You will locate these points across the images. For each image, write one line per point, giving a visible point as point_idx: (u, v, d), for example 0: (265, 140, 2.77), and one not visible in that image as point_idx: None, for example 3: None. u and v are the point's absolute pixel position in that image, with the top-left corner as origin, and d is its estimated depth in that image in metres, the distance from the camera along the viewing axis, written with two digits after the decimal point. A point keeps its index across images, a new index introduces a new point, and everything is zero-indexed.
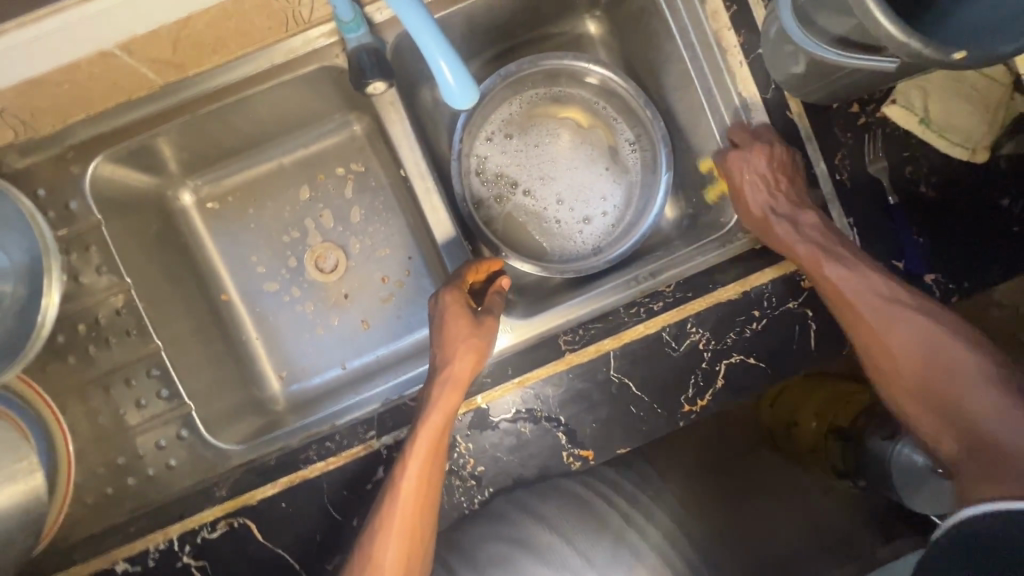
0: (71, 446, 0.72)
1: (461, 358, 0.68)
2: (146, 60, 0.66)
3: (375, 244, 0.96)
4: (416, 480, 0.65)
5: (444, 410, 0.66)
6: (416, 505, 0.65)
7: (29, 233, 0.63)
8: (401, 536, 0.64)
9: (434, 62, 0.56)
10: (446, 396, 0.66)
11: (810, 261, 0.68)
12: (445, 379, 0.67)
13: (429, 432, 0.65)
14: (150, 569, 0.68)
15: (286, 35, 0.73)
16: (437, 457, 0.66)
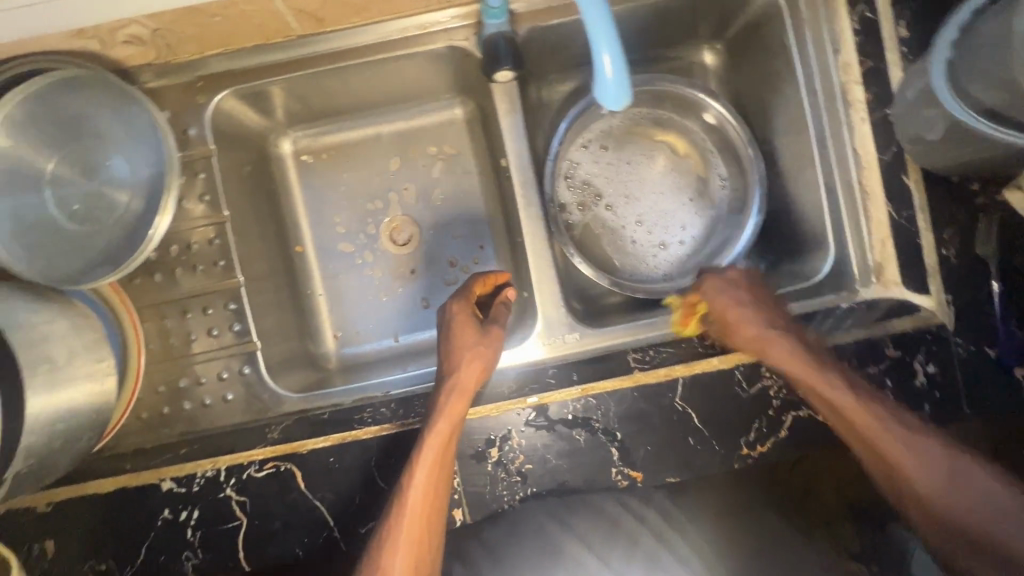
0: (143, 358, 0.74)
1: (467, 366, 0.69)
2: (294, 8, 0.68)
3: (451, 227, 0.97)
4: (425, 489, 0.65)
5: (450, 419, 0.66)
6: (423, 513, 0.65)
7: (157, 150, 0.67)
8: (410, 542, 0.64)
9: (597, 49, 0.52)
10: (450, 405, 0.66)
11: (786, 358, 0.67)
12: (450, 388, 0.68)
13: (433, 441, 0.65)
14: (193, 493, 0.69)
15: (423, 10, 0.75)
16: (443, 466, 0.65)
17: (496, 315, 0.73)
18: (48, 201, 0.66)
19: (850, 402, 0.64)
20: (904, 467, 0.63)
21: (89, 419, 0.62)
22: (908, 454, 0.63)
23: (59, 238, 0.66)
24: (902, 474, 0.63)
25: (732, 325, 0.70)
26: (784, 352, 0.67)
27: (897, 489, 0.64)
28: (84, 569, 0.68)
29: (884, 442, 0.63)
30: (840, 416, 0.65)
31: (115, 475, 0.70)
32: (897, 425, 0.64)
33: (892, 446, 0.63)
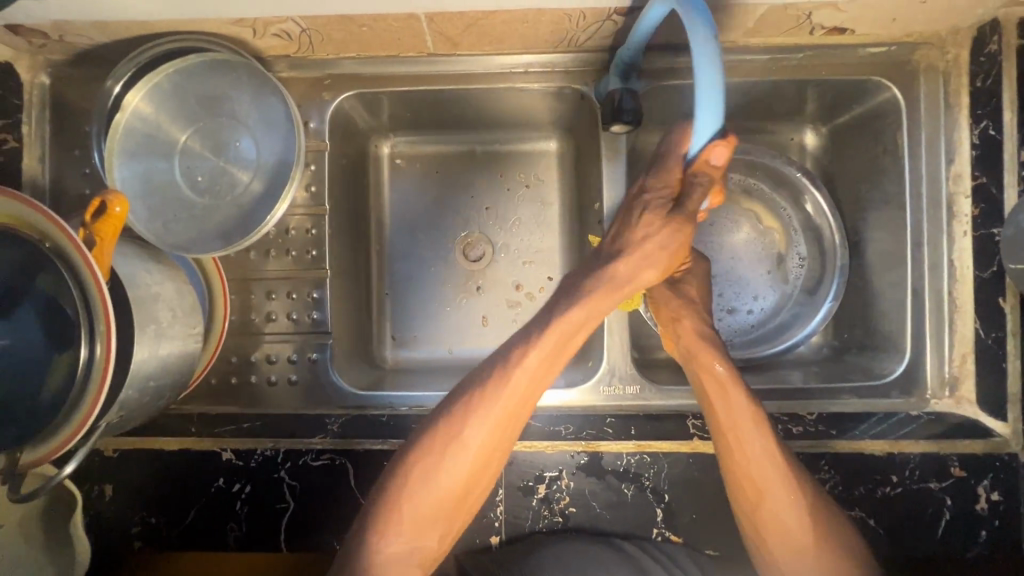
0: (226, 327, 0.76)
1: (581, 310, 0.68)
2: (437, 31, 0.72)
3: (522, 250, 0.95)
4: (503, 423, 0.65)
5: (549, 363, 0.67)
6: (479, 453, 0.64)
7: (285, 139, 0.71)
8: (449, 483, 0.63)
9: (700, 119, 0.62)
10: (557, 348, 0.67)
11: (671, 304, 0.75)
12: (568, 321, 0.68)
13: (523, 379, 0.65)
14: (250, 469, 0.72)
15: (554, 50, 0.78)
16: (514, 413, 0.65)
17: (626, 263, 0.72)
18: (175, 168, 0.71)
19: (771, 475, 0.65)
20: (775, 524, 0.65)
21: (174, 378, 0.66)
22: (743, 430, 0.66)
23: (178, 204, 0.70)
24: (766, 532, 0.65)
25: (730, 395, 0.68)
26: (751, 440, 0.65)
27: (758, 540, 0.66)
28: (135, 520, 0.71)
29: (773, 506, 0.65)
30: (747, 478, 0.65)
31: (181, 437, 0.73)
32: (802, 494, 0.65)
33: (778, 507, 0.65)
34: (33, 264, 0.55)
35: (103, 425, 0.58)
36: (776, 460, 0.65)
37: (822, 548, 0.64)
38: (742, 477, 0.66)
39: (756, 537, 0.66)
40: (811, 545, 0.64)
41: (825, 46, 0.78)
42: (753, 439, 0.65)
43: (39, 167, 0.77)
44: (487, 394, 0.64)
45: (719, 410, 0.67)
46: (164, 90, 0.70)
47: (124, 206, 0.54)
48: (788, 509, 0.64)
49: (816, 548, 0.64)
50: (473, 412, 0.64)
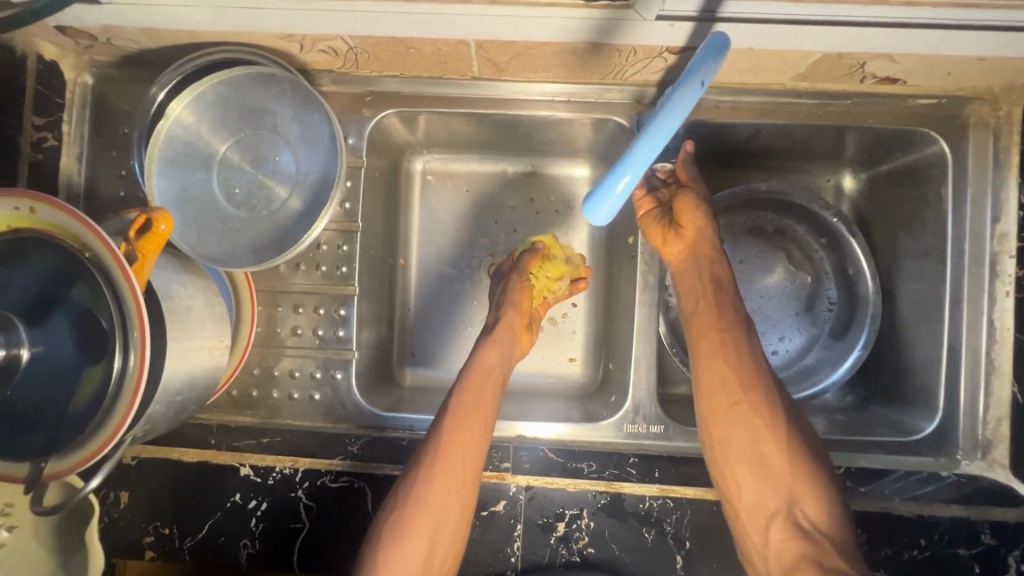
0: (251, 339, 0.76)
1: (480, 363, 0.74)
2: (485, 57, 0.71)
3: None
4: (442, 499, 0.66)
5: (474, 407, 0.70)
6: (436, 504, 0.65)
7: (326, 159, 0.71)
8: (422, 534, 0.65)
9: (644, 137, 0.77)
10: (473, 395, 0.70)
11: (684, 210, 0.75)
12: (475, 370, 0.73)
13: (452, 458, 0.66)
14: (268, 486, 0.72)
15: (599, 82, 0.77)
16: (453, 467, 0.66)
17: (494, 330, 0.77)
18: (213, 180, 0.70)
19: (744, 395, 0.68)
20: (748, 448, 0.67)
21: (199, 391, 0.65)
22: (726, 345, 0.70)
23: (214, 217, 0.70)
24: (739, 461, 0.67)
25: (718, 316, 0.72)
26: (723, 363, 0.69)
27: (728, 480, 0.67)
28: (148, 530, 0.71)
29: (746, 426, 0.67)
30: (721, 397, 0.68)
31: (200, 449, 0.73)
32: (776, 419, 0.67)
33: (748, 429, 0.67)
34: (66, 275, 0.54)
35: (130, 437, 0.58)
36: (752, 382, 0.68)
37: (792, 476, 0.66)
38: (716, 395, 0.69)
39: (724, 469, 0.67)
40: (784, 469, 0.66)
41: (874, 95, 0.77)
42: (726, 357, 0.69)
43: (76, 166, 0.77)
44: (431, 459, 0.66)
45: (701, 332, 0.72)
46: (207, 100, 0.69)
47: (168, 224, 0.54)
48: (758, 431, 0.67)
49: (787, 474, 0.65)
50: (413, 476, 0.67)
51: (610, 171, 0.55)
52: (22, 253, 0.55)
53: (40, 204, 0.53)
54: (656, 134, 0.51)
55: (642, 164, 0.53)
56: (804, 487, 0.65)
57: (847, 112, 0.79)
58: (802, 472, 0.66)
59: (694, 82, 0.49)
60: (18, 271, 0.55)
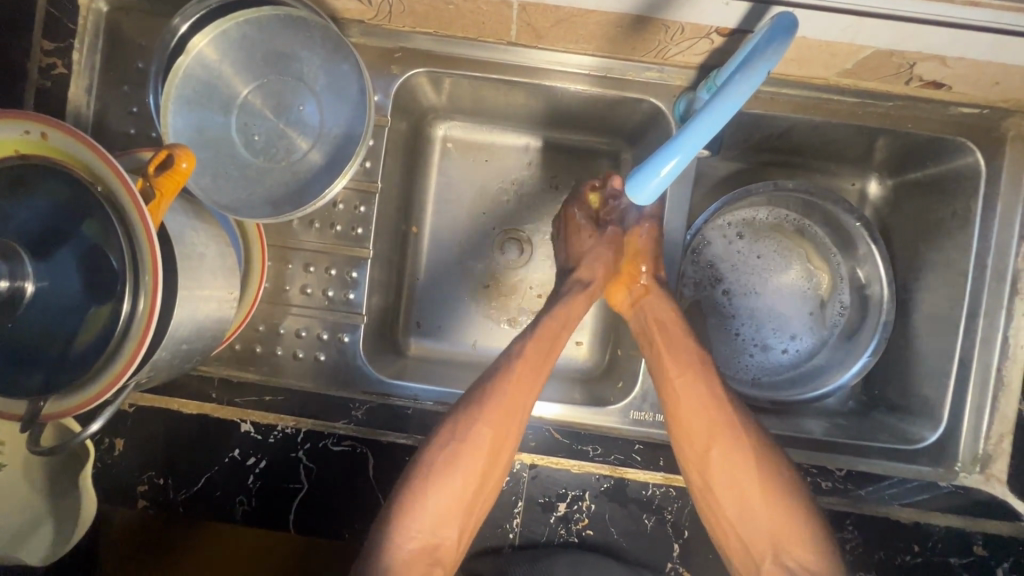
0: (259, 294, 0.73)
1: (563, 311, 0.74)
2: (526, 20, 0.68)
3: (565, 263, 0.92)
4: (490, 439, 0.66)
5: (545, 354, 0.71)
6: (486, 446, 0.65)
7: (351, 113, 0.68)
8: (471, 471, 0.65)
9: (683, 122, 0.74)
10: (547, 345, 0.71)
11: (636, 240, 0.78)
12: (555, 315, 0.73)
13: (511, 400, 0.67)
14: (268, 444, 0.70)
15: (638, 59, 0.75)
16: (514, 410, 0.67)
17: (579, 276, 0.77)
18: (231, 124, 0.67)
19: (721, 439, 0.66)
20: (728, 495, 0.66)
21: (205, 341, 0.63)
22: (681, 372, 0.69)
23: (231, 163, 0.67)
24: (721, 506, 0.66)
25: (670, 338, 0.71)
26: (694, 414, 0.67)
27: (710, 501, 0.67)
28: (142, 479, 0.69)
29: (728, 471, 0.66)
30: (693, 450, 0.67)
31: (200, 401, 0.71)
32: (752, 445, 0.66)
33: (728, 472, 0.66)
34: (76, 209, 0.52)
35: (134, 381, 0.56)
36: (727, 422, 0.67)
37: (780, 516, 0.65)
38: (691, 444, 0.67)
39: (705, 491, 0.67)
40: (770, 515, 0.64)
41: (917, 98, 0.75)
42: (694, 402, 0.68)
43: (84, 98, 0.73)
44: (494, 395, 0.67)
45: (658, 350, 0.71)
46: (230, 39, 0.65)
47: (190, 163, 0.51)
48: (740, 477, 0.65)
49: (777, 521, 0.64)
50: (471, 408, 0.66)
51: (657, 152, 0.54)
52: (26, 180, 0.52)
53: (52, 129, 0.50)
54: (715, 113, 0.49)
55: (692, 147, 0.52)
56: (780, 501, 0.64)
57: (886, 114, 0.77)
58: (786, 505, 0.64)
59: (761, 63, 0.47)
60: (22, 199, 0.52)
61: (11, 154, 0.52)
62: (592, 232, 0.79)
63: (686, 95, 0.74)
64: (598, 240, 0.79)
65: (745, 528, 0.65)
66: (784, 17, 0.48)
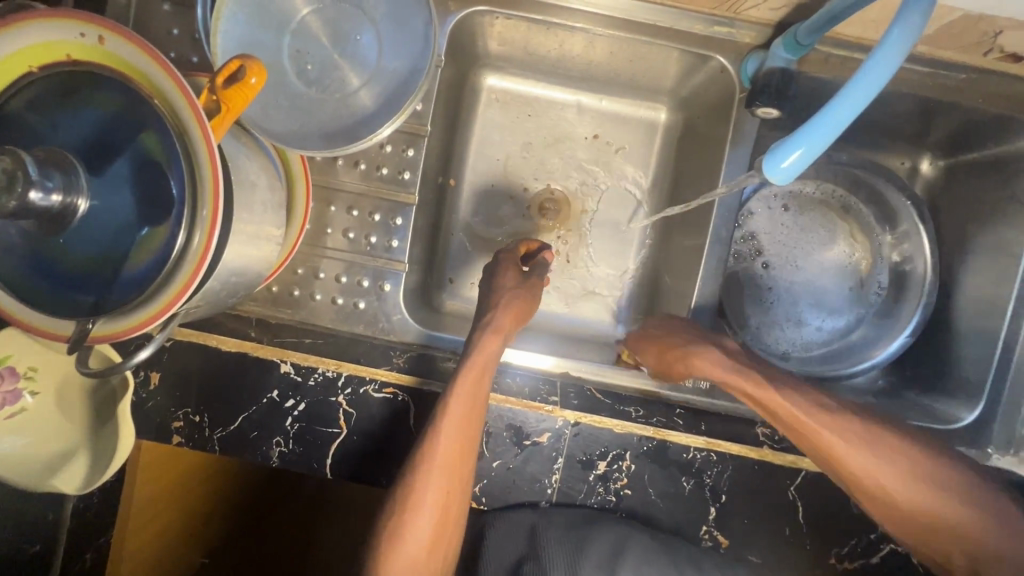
0: (301, 235, 0.71)
1: (482, 352, 0.66)
2: None
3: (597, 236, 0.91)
4: (443, 500, 0.61)
5: (476, 400, 0.64)
6: (438, 509, 0.61)
7: (410, 48, 0.63)
8: (424, 539, 0.60)
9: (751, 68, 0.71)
10: (474, 391, 0.63)
11: (516, 288, 0.72)
12: (474, 362, 0.65)
13: (452, 453, 0.62)
14: (304, 387, 0.68)
15: (706, 12, 0.71)
16: (460, 466, 0.62)
17: (489, 316, 0.69)
18: (284, 48, 0.63)
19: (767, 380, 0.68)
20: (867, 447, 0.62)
21: (252, 275, 0.62)
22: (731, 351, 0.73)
23: (281, 92, 0.63)
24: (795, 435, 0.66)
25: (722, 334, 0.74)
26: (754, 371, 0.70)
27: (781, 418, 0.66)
28: (177, 415, 0.67)
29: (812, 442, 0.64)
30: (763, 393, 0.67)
31: (239, 339, 0.69)
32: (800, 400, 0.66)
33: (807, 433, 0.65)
34: (131, 122, 0.49)
35: (183, 310, 0.54)
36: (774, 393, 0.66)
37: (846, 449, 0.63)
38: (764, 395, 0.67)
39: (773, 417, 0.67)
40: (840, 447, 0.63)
41: (989, 71, 0.74)
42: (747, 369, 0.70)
43: (124, 14, 0.69)
44: (433, 453, 0.61)
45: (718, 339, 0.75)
46: None
47: (260, 79, 0.46)
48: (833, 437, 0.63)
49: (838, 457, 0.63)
50: (417, 471, 0.61)
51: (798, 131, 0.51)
52: (81, 89, 0.49)
53: (109, 34, 0.47)
54: (870, 76, 0.46)
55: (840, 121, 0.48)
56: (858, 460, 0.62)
57: (957, 87, 0.75)
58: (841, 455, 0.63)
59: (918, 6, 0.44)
60: (74, 108, 0.50)
61: (63, 59, 0.49)
62: (510, 281, 0.73)
63: (754, 54, 0.71)
64: (518, 284, 0.73)
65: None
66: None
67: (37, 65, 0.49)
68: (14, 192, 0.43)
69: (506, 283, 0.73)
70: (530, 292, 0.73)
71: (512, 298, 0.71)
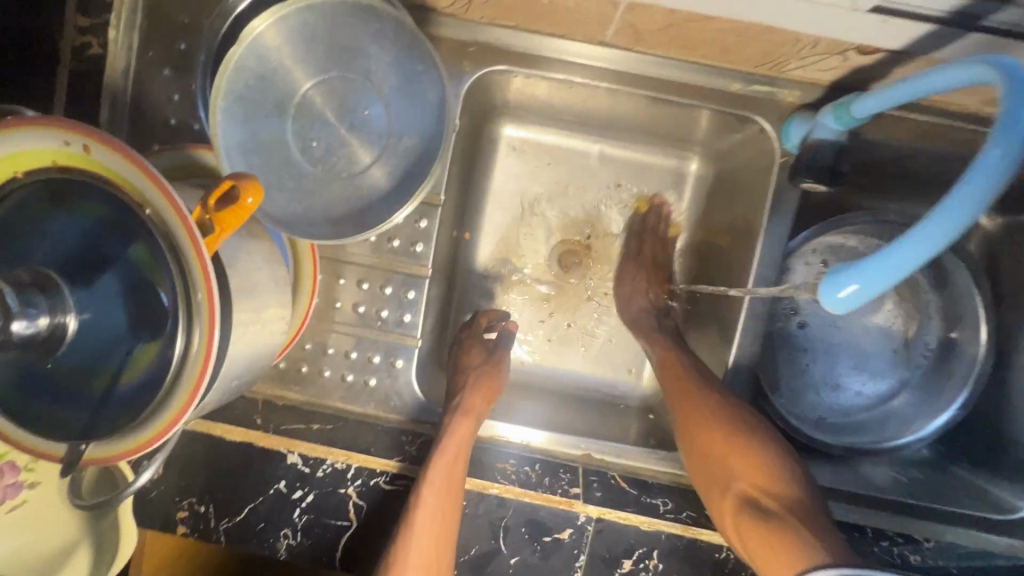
0: (309, 311, 0.67)
1: (453, 439, 0.65)
2: (627, 22, 0.59)
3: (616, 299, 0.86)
4: None
5: (453, 490, 0.62)
6: None
7: (423, 124, 0.60)
8: None
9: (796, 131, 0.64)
10: (448, 481, 0.62)
11: (480, 366, 0.73)
12: (446, 450, 0.64)
13: (426, 551, 0.60)
14: (311, 479, 0.64)
15: (746, 69, 0.65)
16: (435, 565, 0.60)
17: (459, 400, 0.69)
18: (288, 124, 0.59)
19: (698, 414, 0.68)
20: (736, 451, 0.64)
21: (255, 369, 0.58)
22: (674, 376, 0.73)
23: (286, 172, 0.59)
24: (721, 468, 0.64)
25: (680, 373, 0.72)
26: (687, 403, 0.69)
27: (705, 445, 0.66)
28: (181, 505, 0.64)
29: (712, 453, 0.65)
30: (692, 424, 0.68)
31: (244, 427, 0.65)
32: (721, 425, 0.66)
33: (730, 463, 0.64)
34: (121, 232, 0.46)
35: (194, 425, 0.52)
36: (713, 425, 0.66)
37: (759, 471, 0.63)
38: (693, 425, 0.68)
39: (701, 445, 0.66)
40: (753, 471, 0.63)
41: None
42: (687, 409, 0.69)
43: (121, 81, 0.65)
44: (407, 550, 0.59)
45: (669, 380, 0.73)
46: (292, 26, 0.56)
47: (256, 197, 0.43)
48: (735, 445, 0.64)
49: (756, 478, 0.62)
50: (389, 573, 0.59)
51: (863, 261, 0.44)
52: (69, 196, 0.46)
53: (96, 143, 0.43)
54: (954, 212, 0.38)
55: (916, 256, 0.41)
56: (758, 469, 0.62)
57: None
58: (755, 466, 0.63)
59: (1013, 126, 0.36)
60: (61, 215, 0.46)
61: (48, 164, 0.45)
62: (475, 359, 0.74)
63: (801, 117, 0.65)
64: (483, 361, 0.74)
65: (760, 553, 0.56)
66: (1017, 67, 0.38)
67: (21, 170, 0.44)
68: None
69: (473, 362, 0.74)
70: (491, 369, 0.73)
71: (479, 377, 0.72)
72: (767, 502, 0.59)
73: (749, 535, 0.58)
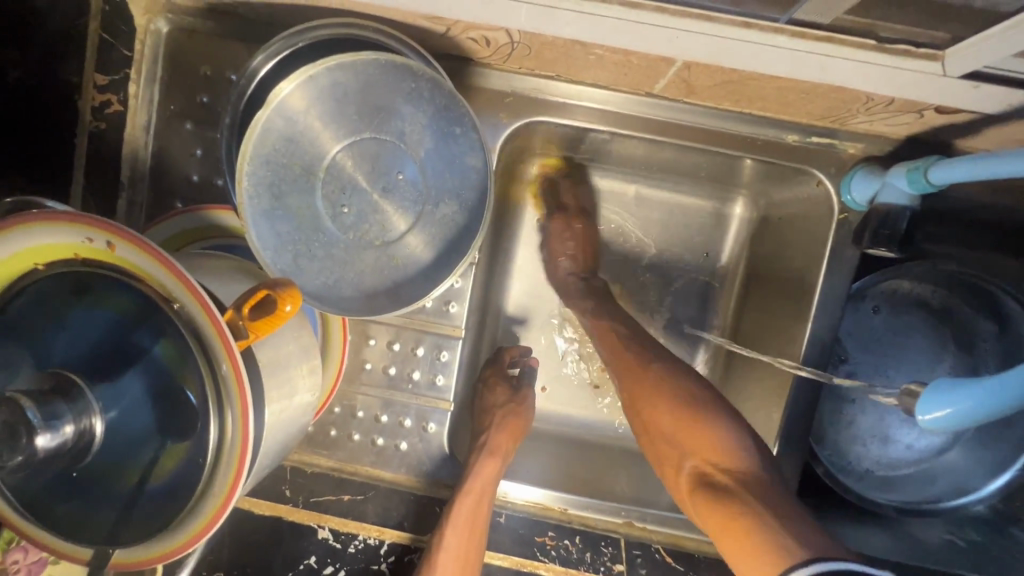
0: (338, 376, 0.64)
1: (478, 478, 0.63)
2: (680, 77, 0.54)
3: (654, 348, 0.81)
4: None
5: (475, 533, 0.61)
6: None
7: (460, 188, 0.57)
8: None
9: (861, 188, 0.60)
10: (471, 524, 0.61)
11: (506, 403, 0.70)
12: (469, 492, 0.62)
13: None
14: (347, 557, 0.63)
15: (806, 120, 0.60)
16: None
17: (484, 441, 0.66)
18: (317, 189, 0.56)
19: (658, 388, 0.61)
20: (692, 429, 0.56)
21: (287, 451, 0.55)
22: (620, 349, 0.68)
23: (316, 242, 0.56)
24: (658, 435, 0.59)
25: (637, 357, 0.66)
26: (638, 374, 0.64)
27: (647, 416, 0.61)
28: None
29: (666, 431, 0.58)
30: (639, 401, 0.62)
31: (274, 501, 0.64)
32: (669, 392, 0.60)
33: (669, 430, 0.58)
34: (147, 328, 0.43)
35: None
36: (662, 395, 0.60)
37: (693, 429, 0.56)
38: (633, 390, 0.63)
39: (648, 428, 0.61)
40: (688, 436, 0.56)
41: None
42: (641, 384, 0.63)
43: (142, 138, 0.62)
44: None
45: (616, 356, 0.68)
46: (320, 87, 0.52)
47: (294, 302, 0.42)
48: (687, 423, 0.57)
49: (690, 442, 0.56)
50: None
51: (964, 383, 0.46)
52: (93, 289, 0.43)
53: (119, 240, 0.40)
54: None
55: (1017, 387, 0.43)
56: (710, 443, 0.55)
57: None
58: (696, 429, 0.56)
59: None
60: (83, 309, 0.43)
61: (70, 257, 0.42)
62: (500, 397, 0.70)
63: (864, 172, 0.60)
64: (509, 399, 0.70)
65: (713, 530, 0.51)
66: None
67: (43, 263, 0.42)
68: (18, 446, 0.38)
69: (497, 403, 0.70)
70: (512, 408, 0.69)
71: (506, 416, 0.69)
72: (719, 478, 0.52)
73: (704, 512, 0.52)
